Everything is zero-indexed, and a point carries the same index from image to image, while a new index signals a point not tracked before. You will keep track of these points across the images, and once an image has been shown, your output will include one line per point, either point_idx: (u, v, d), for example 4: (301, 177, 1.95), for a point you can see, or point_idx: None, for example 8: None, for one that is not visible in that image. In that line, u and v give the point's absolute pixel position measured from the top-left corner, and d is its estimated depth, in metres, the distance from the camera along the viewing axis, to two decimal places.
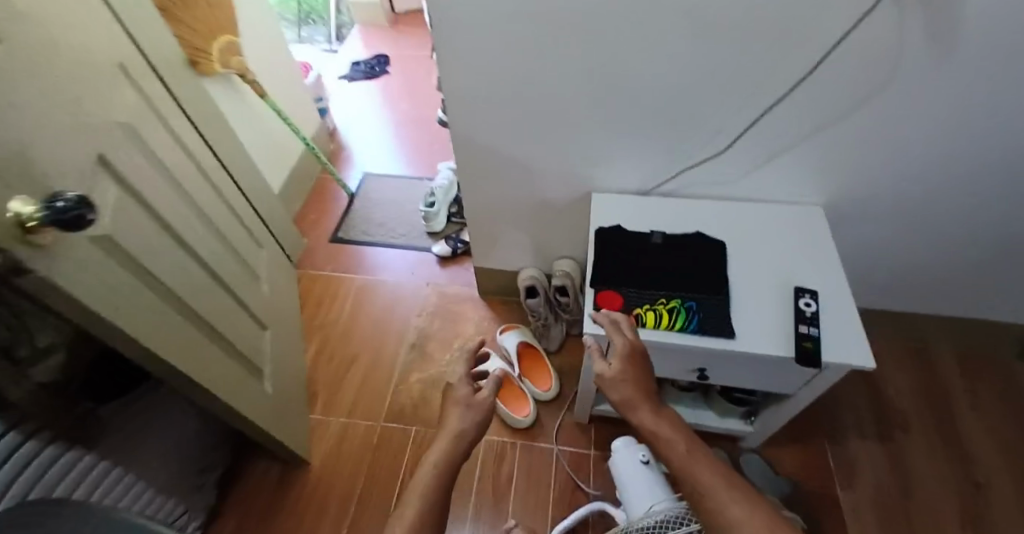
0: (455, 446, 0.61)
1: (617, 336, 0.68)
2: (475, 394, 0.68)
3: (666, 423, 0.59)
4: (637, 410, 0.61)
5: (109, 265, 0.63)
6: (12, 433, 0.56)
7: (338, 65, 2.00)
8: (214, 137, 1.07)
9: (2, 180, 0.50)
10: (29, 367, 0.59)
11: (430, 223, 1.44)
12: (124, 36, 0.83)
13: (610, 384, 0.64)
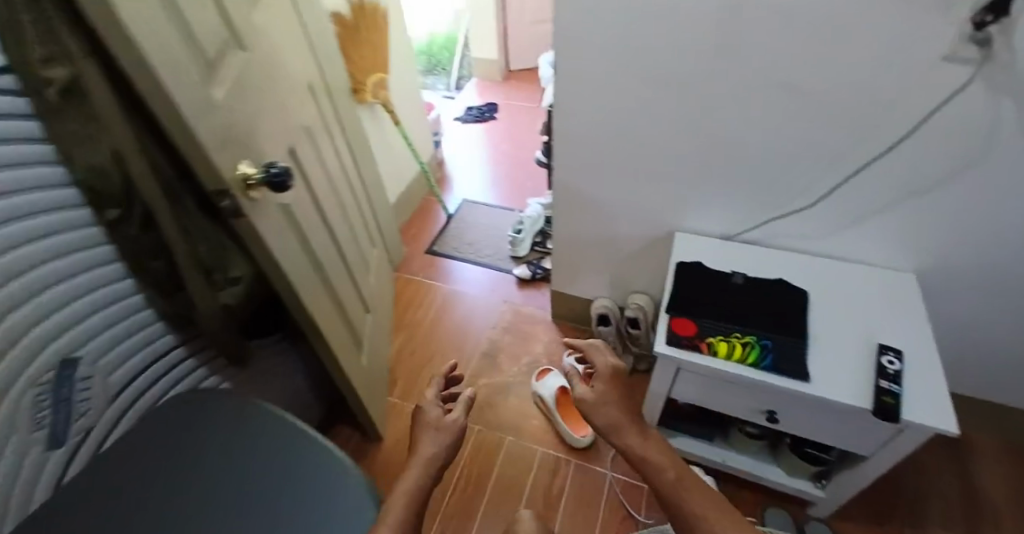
0: (427, 471, 0.62)
1: (600, 361, 0.73)
2: (444, 416, 0.69)
3: (652, 449, 0.62)
4: (622, 434, 0.65)
5: (285, 225, 0.80)
6: (172, 352, 0.83)
7: (454, 107, 2.27)
8: (358, 149, 1.29)
9: (236, 148, 0.68)
10: (219, 287, 0.73)
11: (515, 248, 1.55)
12: (313, 62, 1.05)
13: (594, 407, 0.67)
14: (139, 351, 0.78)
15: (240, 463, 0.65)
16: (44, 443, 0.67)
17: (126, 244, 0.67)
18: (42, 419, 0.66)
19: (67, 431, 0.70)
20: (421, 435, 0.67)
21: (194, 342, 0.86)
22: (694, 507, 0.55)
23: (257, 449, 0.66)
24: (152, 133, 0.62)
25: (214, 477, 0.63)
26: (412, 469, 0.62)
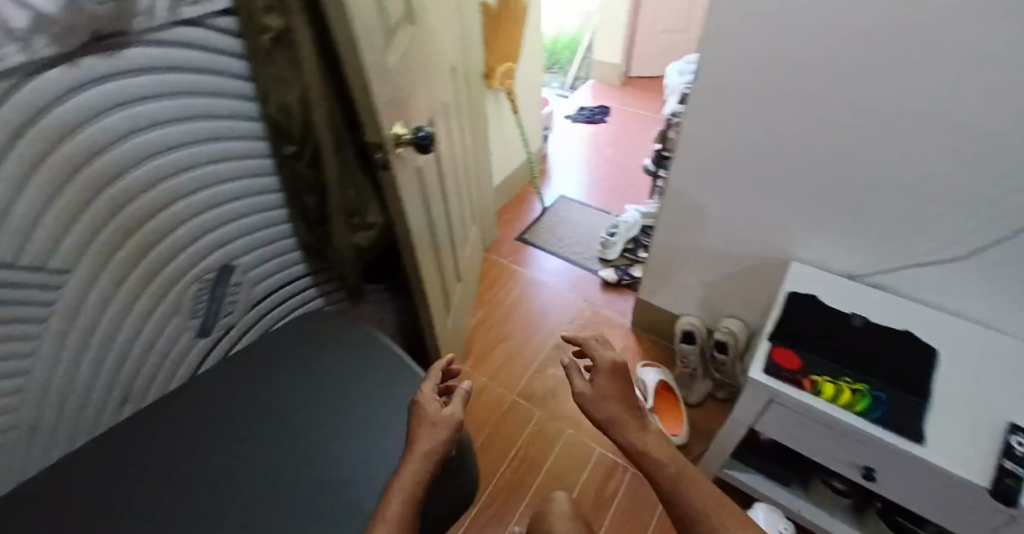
0: (422, 472, 0.55)
1: (599, 354, 0.71)
2: (442, 410, 0.61)
3: (650, 442, 0.63)
4: (622, 424, 0.66)
5: (416, 185, 0.87)
6: (307, 279, 0.95)
7: (567, 106, 2.30)
8: (478, 129, 1.35)
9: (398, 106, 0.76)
10: (357, 229, 0.81)
11: (605, 250, 1.56)
12: (460, 42, 1.13)
13: (593, 402, 0.68)
14: (277, 274, 0.89)
15: (346, 386, 0.72)
16: (195, 329, 0.80)
17: (292, 176, 0.76)
18: (197, 308, 0.79)
19: (211, 325, 0.82)
20: (420, 430, 0.59)
21: (317, 274, 0.96)
22: (693, 503, 0.57)
23: (361, 379, 0.73)
24: (340, 86, 0.70)
25: (314, 391, 0.71)
26: (410, 465, 0.56)
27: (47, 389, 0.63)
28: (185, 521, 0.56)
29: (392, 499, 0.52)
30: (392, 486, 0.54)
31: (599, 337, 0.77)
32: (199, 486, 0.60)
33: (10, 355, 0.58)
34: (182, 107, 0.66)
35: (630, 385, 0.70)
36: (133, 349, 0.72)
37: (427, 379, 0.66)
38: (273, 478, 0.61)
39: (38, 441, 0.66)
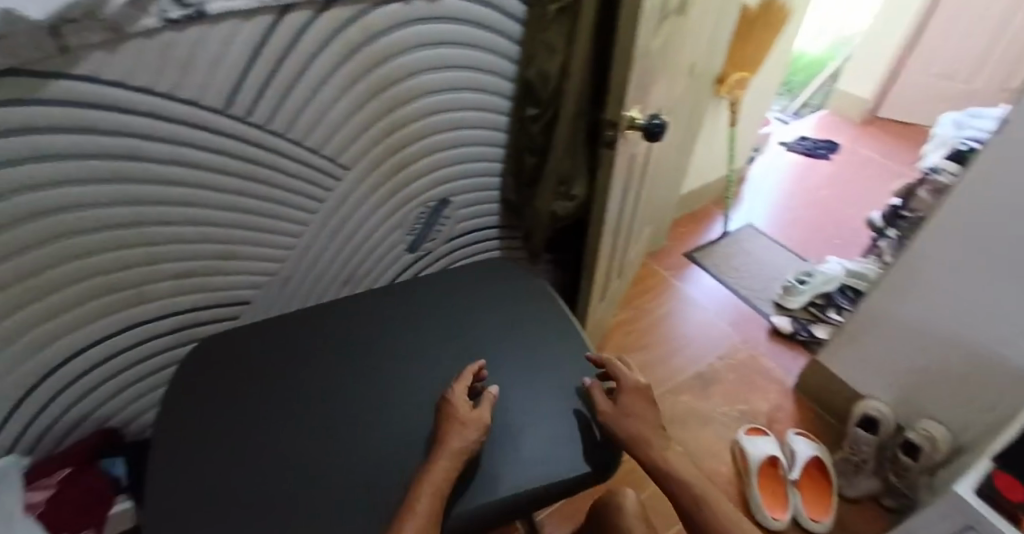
0: (450, 472, 0.51)
1: (622, 370, 0.64)
2: (471, 411, 0.56)
3: (673, 461, 0.56)
4: (646, 445, 0.57)
5: (626, 171, 0.85)
6: (497, 230, 1.03)
7: (786, 131, 2.09)
8: (694, 132, 1.29)
9: (649, 89, 0.77)
10: (564, 197, 0.82)
11: (788, 295, 1.39)
12: (713, 40, 1.08)
13: (616, 426, 0.59)
14: (473, 216, 0.98)
15: (513, 335, 0.74)
16: (408, 245, 0.94)
17: (523, 135, 0.82)
18: (416, 228, 0.92)
19: (419, 244, 0.95)
20: (451, 433, 0.54)
21: (507, 230, 1.04)
22: (714, 520, 0.51)
23: (529, 334, 0.74)
24: (604, 63, 0.70)
25: (471, 327, 0.75)
26: (439, 469, 0.51)
27: (308, 250, 0.81)
28: (363, 399, 0.63)
29: (417, 501, 0.47)
30: (419, 486, 0.49)
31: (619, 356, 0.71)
32: (377, 369, 0.67)
33: (296, 219, 0.76)
34: (471, 59, 0.77)
35: (652, 406, 0.61)
36: (365, 246, 0.87)
37: (456, 381, 0.60)
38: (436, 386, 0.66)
39: (289, 294, 0.84)
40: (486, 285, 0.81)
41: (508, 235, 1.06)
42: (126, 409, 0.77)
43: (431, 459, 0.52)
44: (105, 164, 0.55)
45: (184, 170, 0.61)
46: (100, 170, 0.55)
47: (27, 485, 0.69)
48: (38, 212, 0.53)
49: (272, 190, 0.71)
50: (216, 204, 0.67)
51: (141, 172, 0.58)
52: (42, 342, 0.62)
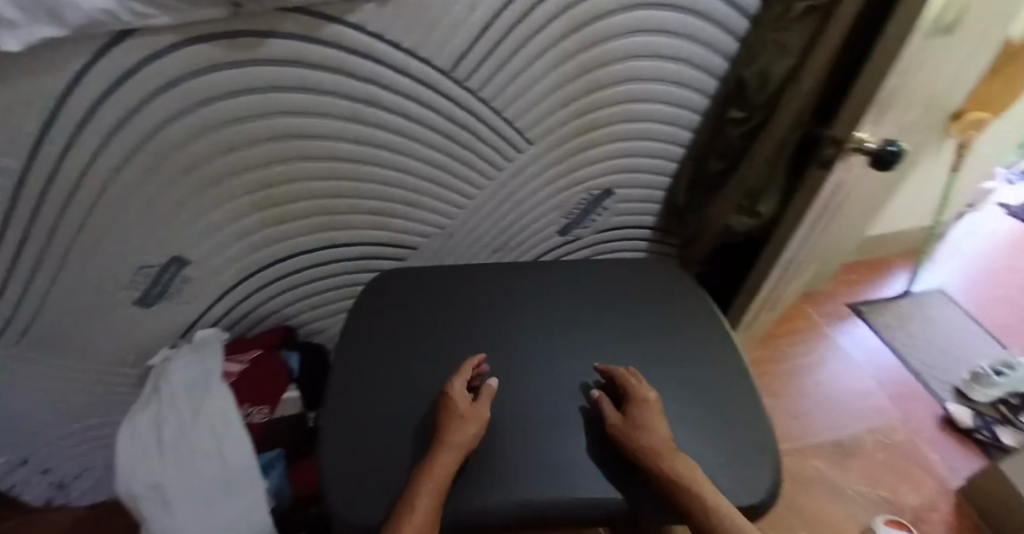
0: (448, 469, 0.48)
1: (633, 382, 0.57)
2: (468, 406, 0.53)
3: (693, 477, 0.47)
4: (659, 459, 0.49)
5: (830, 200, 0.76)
6: (654, 232, 0.99)
7: (1012, 192, 1.73)
8: (905, 169, 1.12)
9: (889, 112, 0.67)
10: (746, 212, 0.77)
11: (974, 384, 1.17)
12: (968, 68, 0.92)
13: (627, 441, 0.51)
14: (635, 212, 0.94)
15: (666, 342, 0.68)
16: (560, 227, 0.92)
17: (720, 140, 0.78)
18: (574, 212, 0.90)
19: (571, 229, 0.93)
20: (452, 428, 0.51)
21: (661, 234, 1.00)
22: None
23: (681, 341, 0.68)
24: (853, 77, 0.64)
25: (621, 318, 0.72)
26: (441, 468, 0.48)
27: (479, 211, 0.85)
28: (514, 361, 0.65)
29: (416, 506, 0.44)
30: (418, 488, 0.45)
31: (669, 374, 0.63)
32: (525, 334, 0.68)
33: (474, 182, 0.81)
34: (686, 52, 0.74)
35: (663, 420, 0.54)
36: (528, 220, 0.89)
37: (457, 373, 0.57)
38: (576, 373, 0.64)
39: (449, 250, 0.90)
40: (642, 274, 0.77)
41: (665, 240, 1.01)
42: (303, 315, 0.89)
43: (432, 457, 0.49)
44: (347, 103, 0.64)
45: (402, 120, 0.69)
46: (341, 107, 0.64)
47: (226, 356, 0.75)
48: (291, 132, 0.64)
49: (463, 151, 0.76)
50: (416, 155, 0.74)
51: (370, 115, 0.67)
52: (265, 238, 0.75)
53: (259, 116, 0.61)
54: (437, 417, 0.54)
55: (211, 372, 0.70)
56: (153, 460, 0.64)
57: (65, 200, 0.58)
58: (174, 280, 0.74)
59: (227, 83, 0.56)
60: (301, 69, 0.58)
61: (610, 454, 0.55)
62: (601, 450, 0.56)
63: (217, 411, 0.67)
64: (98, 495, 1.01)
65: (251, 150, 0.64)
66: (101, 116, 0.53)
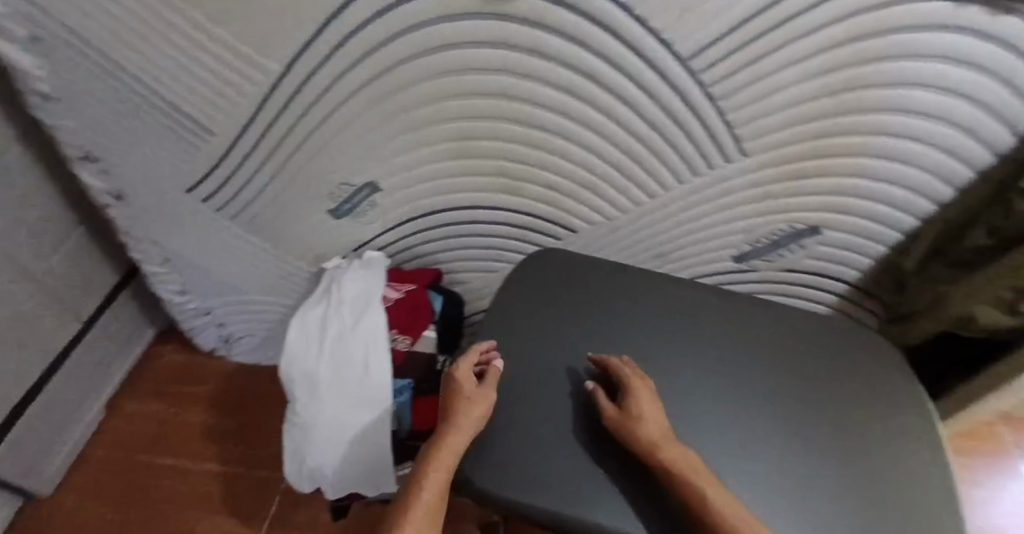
0: (453, 451, 0.50)
1: (627, 373, 0.55)
2: (472, 389, 0.54)
3: (691, 466, 0.47)
4: (658, 452, 0.47)
5: None
6: (848, 287, 0.86)
7: None
8: None
9: None
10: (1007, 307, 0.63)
11: None
12: None
13: (623, 435, 0.50)
14: (833, 261, 0.82)
15: (847, 418, 0.59)
16: (737, 252, 0.83)
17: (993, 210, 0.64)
18: (758, 243, 0.80)
19: (747, 259, 0.84)
20: (456, 411, 0.53)
21: (859, 292, 0.87)
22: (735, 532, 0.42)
23: (864, 423, 0.59)
24: None
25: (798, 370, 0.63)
26: (448, 452, 0.50)
27: (653, 217, 0.78)
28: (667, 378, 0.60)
29: (424, 489, 0.47)
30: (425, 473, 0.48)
31: (841, 458, 0.55)
32: (680, 355, 0.63)
33: (663, 181, 0.71)
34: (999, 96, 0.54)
35: (661, 413, 0.52)
36: (704, 236, 0.80)
37: (461, 356, 0.58)
38: (731, 435, 0.56)
39: (610, 243, 0.84)
40: (839, 333, 0.67)
41: (859, 297, 0.88)
42: (456, 264, 0.93)
43: (436, 441, 0.51)
44: (569, 75, 0.59)
45: (616, 102, 0.61)
46: (559, 75, 0.60)
47: (386, 283, 0.81)
48: (508, 93, 0.63)
49: (665, 147, 0.66)
50: (614, 141, 0.67)
51: (587, 91, 0.61)
52: (445, 185, 0.78)
53: (477, 70, 0.61)
54: (445, 395, 0.56)
55: (373, 292, 0.76)
56: (312, 351, 0.72)
57: (300, 114, 0.67)
58: (364, 202, 0.81)
59: (456, 36, 0.57)
60: (537, 32, 0.55)
61: (608, 445, 0.54)
62: (599, 438, 0.54)
63: (370, 328, 0.72)
64: (252, 359, 1.18)
65: (465, 101, 0.65)
66: (349, 48, 0.58)
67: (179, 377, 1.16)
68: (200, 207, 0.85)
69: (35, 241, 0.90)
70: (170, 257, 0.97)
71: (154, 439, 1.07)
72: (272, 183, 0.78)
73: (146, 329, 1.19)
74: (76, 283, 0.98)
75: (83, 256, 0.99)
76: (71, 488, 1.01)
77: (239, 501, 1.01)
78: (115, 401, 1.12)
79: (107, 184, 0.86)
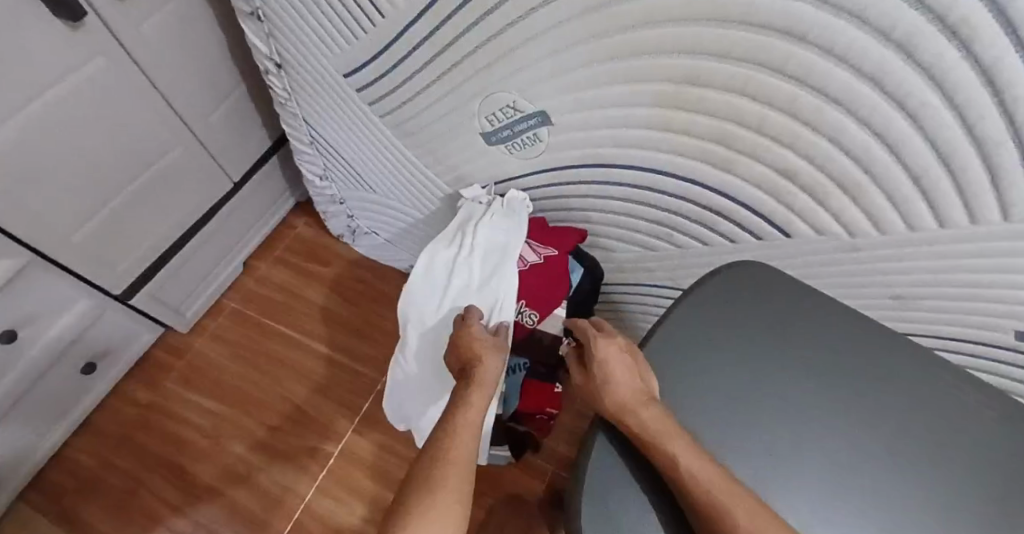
0: (483, 396, 0.49)
1: (600, 343, 0.54)
2: (486, 339, 0.56)
3: (663, 430, 0.42)
4: (626, 416, 0.43)
5: None
6: None
7: None
8: None
9: None
10: None
11: None
12: None
13: (599, 391, 0.49)
14: None
15: None
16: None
17: None
18: None
19: None
20: (479, 361, 0.53)
21: None
22: (711, 508, 0.38)
23: None
24: None
25: None
26: (476, 402, 0.48)
27: (921, 254, 0.53)
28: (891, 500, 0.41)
29: (464, 421, 0.45)
30: (459, 411, 0.46)
31: None
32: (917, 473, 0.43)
33: (979, 213, 0.46)
34: None
35: (647, 371, 0.48)
36: (992, 297, 0.53)
37: (473, 313, 0.60)
38: None
39: (833, 261, 0.61)
40: None
41: None
42: (609, 227, 0.76)
43: (463, 386, 0.50)
44: (911, 23, 0.36)
45: (977, 82, 0.36)
46: (892, 21, 0.36)
47: (526, 242, 0.69)
48: (786, 32, 0.42)
49: (1022, 171, 0.40)
50: (928, 134, 0.42)
51: (934, 54, 0.36)
52: (637, 136, 0.60)
53: None
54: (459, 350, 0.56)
55: (512, 250, 0.65)
56: (434, 297, 0.67)
57: (486, 11, 0.53)
58: (527, 133, 0.67)
59: None
60: None
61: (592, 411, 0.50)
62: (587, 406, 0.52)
63: (499, 293, 0.63)
64: (372, 255, 1.17)
65: (715, 30, 0.45)
66: None
67: (308, 253, 1.20)
68: (353, 95, 0.77)
69: (204, 95, 0.91)
70: (312, 138, 0.93)
71: (276, 307, 1.14)
72: (436, 85, 0.67)
73: (288, 197, 1.22)
74: (232, 142, 1.00)
75: (240, 116, 1.00)
76: (206, 324, 1.13)
77: (337, 390, 1.06)
78: (252, 259, 1.20)
79: (270, 49, 0.80)
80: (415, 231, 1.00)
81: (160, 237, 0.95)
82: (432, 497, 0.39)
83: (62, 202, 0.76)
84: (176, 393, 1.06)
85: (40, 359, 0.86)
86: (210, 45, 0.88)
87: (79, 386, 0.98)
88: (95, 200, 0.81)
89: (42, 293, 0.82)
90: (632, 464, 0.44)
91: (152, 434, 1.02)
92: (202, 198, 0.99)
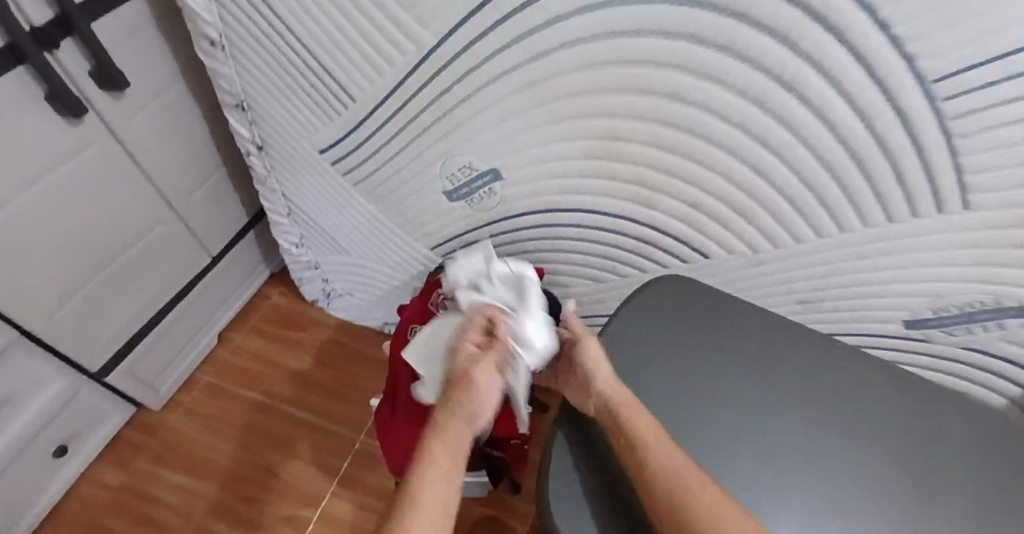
0: (453, 439, 0.51)
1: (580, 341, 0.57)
2: (470, 357, 0.58)
3: (648, 430, 0.46)
4: (620, 421, 0.48)
5: None
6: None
7: None
8: None
9: None
10: None
11: None
12: None
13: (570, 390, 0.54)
14: None
15: None
16: (912, 317, 0.65)
17: None
18: (944, 311, 0.62)
19: (923, 328, 0.66)
20: (455, 396, 0.55)
21: None
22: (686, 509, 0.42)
23: None
24: None
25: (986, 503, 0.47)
26: (442, 450, 0.50)
27: (814, 262, 0.65)
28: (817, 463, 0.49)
29: (428, 478, 0.47)
30: (426, 465, 0.48)
31: None
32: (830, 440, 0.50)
33: (842, 222, 0.58)
34: None
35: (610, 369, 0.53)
36: (878, 292, 0.64)
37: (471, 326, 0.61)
38: None
39: (746, 275, 0.72)
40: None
41: None
42: (563, 266, 0.86)
43: (435, 432, 0.52)
44: (756, 78, 0.49)
45: (811, 119, 0.50)
46: (743, 80, 0.50)
47: None
48: (673, 94, 0.55)
49: (860, 183, 0.52)
50: (791, 162, 0.55)
51: (777, 101, 0.50)
52: (574, 184, 0.72)
53: (636, 62, 0.54)
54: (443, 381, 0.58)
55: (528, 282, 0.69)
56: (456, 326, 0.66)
57: (444, 90, 0.65)
58: (482, 189, 0.78)
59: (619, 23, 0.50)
60: (741, 26, 0.45)
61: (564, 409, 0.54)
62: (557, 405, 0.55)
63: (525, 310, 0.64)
64: (347, 316, 1.22)
65: (623, 97, 0.58)
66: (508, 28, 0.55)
67: (282, 321, 1.24)
68: (328, 168, 0.88)
69: (188, 177, 0.99)
70: (287, 209, 1.02)
71: (252, 375, 1.16)
72: (403, 154, 0.78)
73: (262, 270, 1.28)
74: (211, 219, 1.08)
75: (221, 194, 1.08)
76: (180, 398, 1.13)
77: (316, 454, 1.06)
78: (226, 330, 1.23)
79: (253, 134, 0.91)
80: (388, 287, 1.07)
81: (140, 312, 0.98)
82: (406, 522, 0.44)
83: (51, 279, 0.80)
84: (147, 473, 1.03)
85: (11, 443, 0.85)
86: (196, 133, 0.98)
87: (46, 472, 0.94)
88: (80, 277, 0.85)
89: (21, 371, 0.83)
90: (594, 458, 0.48)
91: (119, 520, 0.98)
92: (181, 272, 1.05)
